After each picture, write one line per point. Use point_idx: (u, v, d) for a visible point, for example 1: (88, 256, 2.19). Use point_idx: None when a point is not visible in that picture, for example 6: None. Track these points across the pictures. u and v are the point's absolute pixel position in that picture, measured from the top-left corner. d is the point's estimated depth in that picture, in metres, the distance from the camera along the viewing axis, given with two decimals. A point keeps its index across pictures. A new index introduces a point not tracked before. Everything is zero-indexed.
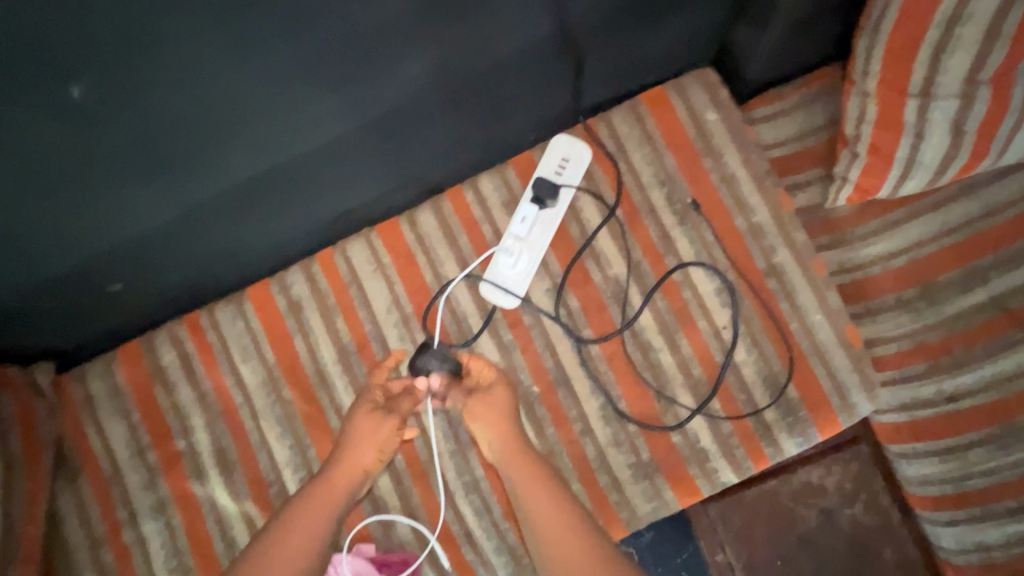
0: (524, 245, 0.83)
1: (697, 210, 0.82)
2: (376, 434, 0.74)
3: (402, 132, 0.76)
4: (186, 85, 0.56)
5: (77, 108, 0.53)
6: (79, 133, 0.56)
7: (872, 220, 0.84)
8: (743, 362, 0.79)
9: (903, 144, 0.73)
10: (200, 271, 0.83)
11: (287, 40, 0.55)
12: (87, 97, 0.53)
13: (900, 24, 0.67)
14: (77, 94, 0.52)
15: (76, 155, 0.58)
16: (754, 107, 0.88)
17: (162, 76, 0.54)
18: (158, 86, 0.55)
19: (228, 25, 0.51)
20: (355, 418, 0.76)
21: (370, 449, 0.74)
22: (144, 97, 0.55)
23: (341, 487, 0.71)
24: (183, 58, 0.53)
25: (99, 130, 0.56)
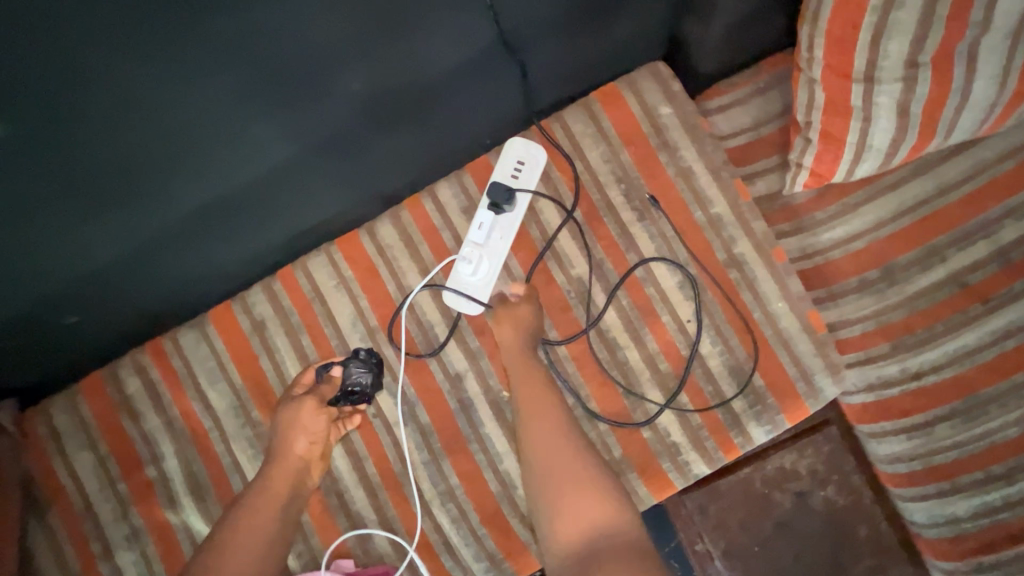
0: (484, 251, 0.82)
1: (656, 205, 0.82)
2: (301, 425, 0.77)
3: (350, 151, 0.75)
4: (113, 118, 0.56)
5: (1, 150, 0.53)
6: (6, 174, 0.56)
7: (830, 205, 0.84)
8: (709, 354, 0.80)
9: (852, 128, 0.74)
10: (157, 300, 0.81)
11: (210, 65, 0.55)
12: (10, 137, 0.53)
13: (838, 11, 0.67)
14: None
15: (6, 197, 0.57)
16: (708, 99, 0.88)
17: (86, 110, 0.54)
18: (86, 120, 0.55)
19: (148, 56, 0.52)
20: (279, 414, 0.78)
21: (301, 441, 0.77)
22: (73, 132, 0.56)
23: (282, 485, 0.75)
24: (105, 91, 0.53)
25: (30, 169, 0.57)
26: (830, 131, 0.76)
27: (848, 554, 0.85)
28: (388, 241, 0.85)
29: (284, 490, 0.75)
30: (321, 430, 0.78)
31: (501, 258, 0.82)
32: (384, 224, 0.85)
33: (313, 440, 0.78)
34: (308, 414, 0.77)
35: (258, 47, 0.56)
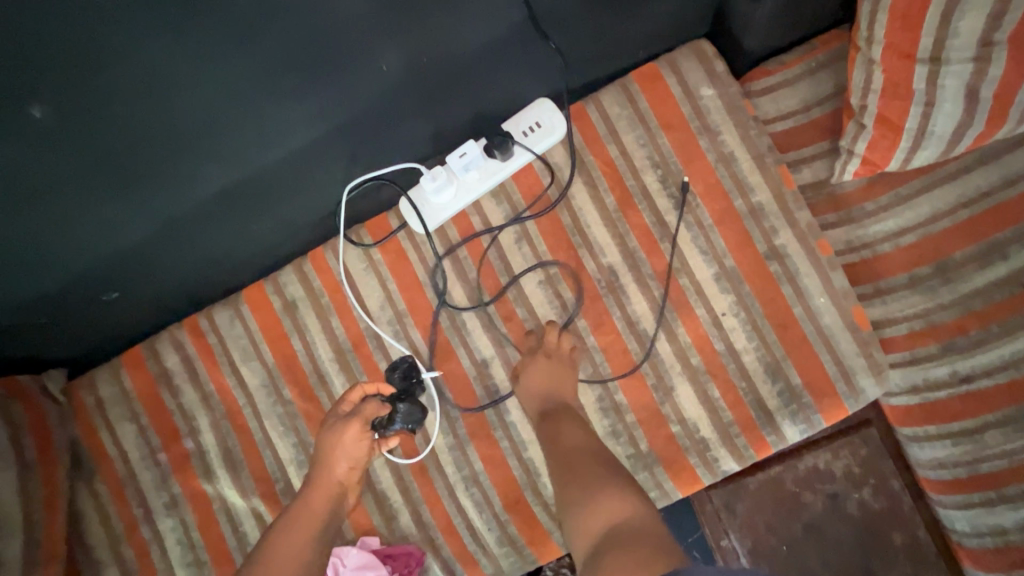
0: (455, 179, 0.81)
1: (693, 193, 0.79)
2: (346, 448, 0.74)
3: (377, 133, 0.74)
4: (145, 98, 0.57)
5: (42, 128, 0.55)
6: (49, 151, 0.58)
7: (881, 196, 0.79)
8: (744, 349, 0.77)
9: (913, 113, 0.68)
10: (193, 279, 0.84)
11: (239, 45, 0.56)
12: (48, 114, 0.55)
13: None
14: (38, 112, 0.54)
15: (49, 173, 0.60)
16: (752, 80, 0.83)
17: (121, 90, 0.55)
18: (113, 99, 0.56)
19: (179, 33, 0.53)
20: (324, 435, 0.75)
21: (341, 462, 0.74)
22: (103, 111, 0.57)
23: (320, 507, 0.71)
24: (128, 65, 0.54)
25: (63, 146, 0.58)
26: (887, 115, 0.70)
27: (882, 559, 0.82)
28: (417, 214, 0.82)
29: (323, 511, 0.71)
30: (362, 454, 0.75)
31: (465, 199, 0.82)
32: (414, 198, 0.82)
33: (356, 462, 0.75)
34: (354, 435, 0.73)
35: (277, 21, 0.55)
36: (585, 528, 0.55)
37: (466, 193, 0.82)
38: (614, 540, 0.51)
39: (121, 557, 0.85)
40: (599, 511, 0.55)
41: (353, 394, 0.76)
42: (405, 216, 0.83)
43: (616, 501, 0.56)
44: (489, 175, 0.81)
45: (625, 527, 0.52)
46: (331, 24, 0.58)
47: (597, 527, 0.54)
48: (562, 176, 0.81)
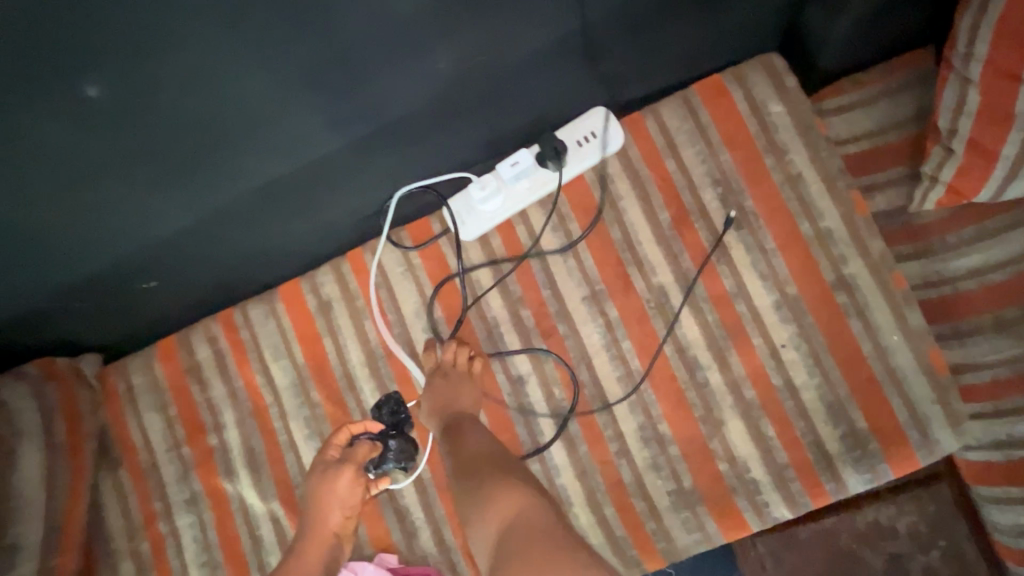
0: (503, 187, 0.78)
1: (755, 214, 0.74)
2: (338, 495, 0.71)
3: (425, 133, 0.72)
4: (199, 85, 0.55)
5: (95, 109, 0.54)
6: (100, 133, 0.56)
7: (966, 227, 0.72)
8: (804, 386, 0.71)
9: (1012, 139, 0.62)
10: (230, 271, 0.82)
11: (300, 38, 0.54)
12: (101, 96, 0.53)
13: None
14: (92, 93, 0.52)
15: (98, 155, 0.58)
16: (824, 99, 0.78)
17: (176, 76, 0.53)
18: (164, 85, 0.54)
19: (240, 24, 0.51)
20: (312, 484, 0.72)
21: (335, 511, 0.71)
22: (156, 97, 0.55)
23: (317, 559, 0.67)
24: (182, 51, 0.51)
25: (111, 128, 0.56)
26: (980, 141, 0.64)
27: None
28: (458, 221, 0.80)
29: (318, 565, 0.67)
30: (356, 502, 0.72)
31: (512, 208, 0.79)
32: (458, 203, 0.80)
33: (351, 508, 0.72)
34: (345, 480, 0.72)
35: (340, 14, 0.53)
36: (483, 525, 0.54)
37: (513, 202, 0.78)
38: (511, 534, 0.49)
39: (137, 550, 0.83)
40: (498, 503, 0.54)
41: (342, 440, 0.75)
42: (449, 224, 0.80)
43: (517, 498, 0.54)
44: (541, 186, 0.78)
45: (519, 525, 0.50)
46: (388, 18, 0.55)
47: (491, 528, 0.52)
48: (614, 189, 0.78)
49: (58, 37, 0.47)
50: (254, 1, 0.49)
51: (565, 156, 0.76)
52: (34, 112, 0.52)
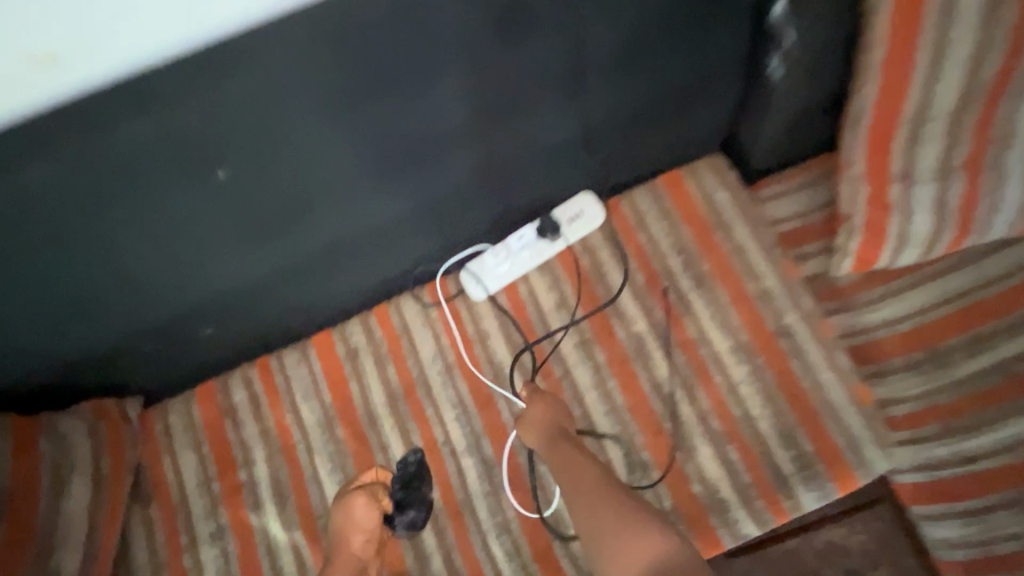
0: (511, 255, 0.96)
1: (711, 276, 0.92)
2: (357, 521, 0.82)
3: (449, 212, 0.91)
4: (295, 167, 0.74)
5: (218, 182, 0.72)
6: (214, 201, 0.74)
7: (876, 287, 0.91)
8: (759, 416, 0.85)
9: (894, 220, 0.81)
10: (276, 321, 0.96)
11: (376, 137, 0.74)
12: (226, 177, 0.72)
13: (880, 103, 0.73)
14: (220, 171, 0.70)
15: (206, 217, 0.75)
16: (759, 189, 0.99)
17: (281, 159, 0.72)
18: (272, 171, 0.73)
19: (337, 125, 0.71)
20: (335, 512, 0.84)
21: (356, 533, 0.82)
22: (262, 175, 0.73)
23: None
24: (291, 149, 0.72)
25: (222, 197, 0.74)
26: (872, 223, 0.83)
27: None
28: (473, 282, 0.96)
29: None
30: (374, 526, 0.83)
31: (518, 271, 0.96)
32: (473, 267, 0.96)
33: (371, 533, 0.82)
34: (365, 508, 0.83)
35: (407, 121, 0.73)
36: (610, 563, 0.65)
37: (519, 266, 0.96)
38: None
39: None
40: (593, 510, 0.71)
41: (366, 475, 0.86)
42: (466, 285, 0.96)
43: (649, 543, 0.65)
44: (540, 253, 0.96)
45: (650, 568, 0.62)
46: (437, 131, 0.76)
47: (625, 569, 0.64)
48: (599, 256, 0.96)
49: (213, 133, 0.66)
50: (352, 112, 0.70)
51: (560, 231, 0.96)
52: (175, 183, 0.69)
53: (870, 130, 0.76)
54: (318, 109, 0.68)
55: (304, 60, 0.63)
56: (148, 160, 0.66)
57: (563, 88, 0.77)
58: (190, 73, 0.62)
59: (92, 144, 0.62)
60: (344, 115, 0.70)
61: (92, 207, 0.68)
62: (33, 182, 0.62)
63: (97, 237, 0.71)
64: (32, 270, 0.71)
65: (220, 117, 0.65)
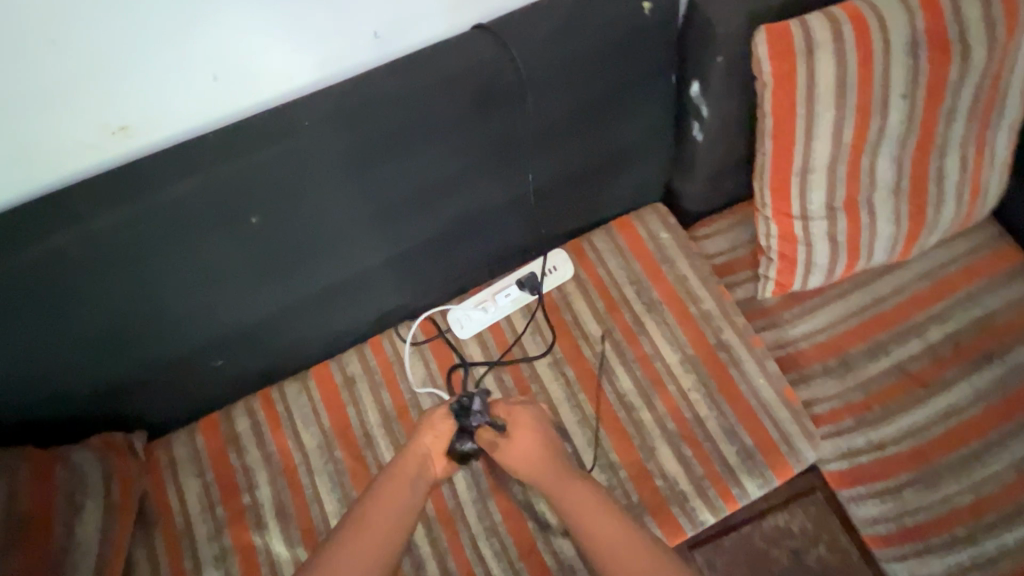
0: (492, 301, 1.10)
1: (660, 301, 1.09)
2: (431, 430, 0.92)
3: (439, 253, 1.05)
4: (314, 217, 0.88)
5: (248, 229, 0.84)
6: (242, 245, 0.86)
7: (795, 306, 1.10)
8: (707, 417, 1.00)
9: (799, 249, 1.02)
10: (280, 353, 1.06)
11: (383, 191, 0.89)
12: (257, 223, 0.84)
13: (776, 158, 0.92)
14: (253, 220, 0.83)
15: (234, 260, 0.87)
16: (696, 229, 1.19)
17: (302, 212, 0.86)
18: (296, 217, 0.86)
19: (351, 182, 0.85)
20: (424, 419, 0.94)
21: (426, 442, 0.91)
22: (285, 224, 0.86)
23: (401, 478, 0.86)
24: (313, 198, 0.84)
25: (251, 243, 0.86)
26: (784, 253, 1.03)
27: None
28: (459, 325, 1.10)
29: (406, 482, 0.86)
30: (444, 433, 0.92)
31: (498, 316, 1.10)
32: (460, 312, 1.10)
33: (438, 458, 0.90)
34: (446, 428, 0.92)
35: (409, 177, 0.89)
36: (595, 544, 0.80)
37: (501, 313, 1.10)
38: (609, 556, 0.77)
39: None
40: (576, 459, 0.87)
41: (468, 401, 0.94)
42: (452, 327, 1.10)
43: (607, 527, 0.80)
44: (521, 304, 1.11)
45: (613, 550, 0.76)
46: (434, 182, 0.92)
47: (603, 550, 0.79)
48: (565, 287, 1.11)
49: (250, 188, 0.80)
50: (365, 169, 0.85)
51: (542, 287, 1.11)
52: (212, 228, 0.82)
53: (772, 178, 0.95)
54: (336, 167, 0.82)
55: (325, 129, 0.79)
56: (197, 211, 0.79)
57: (531, 151, 0.94)
58: (234, 140, 0.79)
59: (153, 199, 0.76)
60: (358, 174, 0.85)
61: (139, 248, 0.79)
62: (100, 229, 0.76)
63: (140, 273, 0.82)
64: (79, 301, 0.81)
65: (260, 172, 0.79)
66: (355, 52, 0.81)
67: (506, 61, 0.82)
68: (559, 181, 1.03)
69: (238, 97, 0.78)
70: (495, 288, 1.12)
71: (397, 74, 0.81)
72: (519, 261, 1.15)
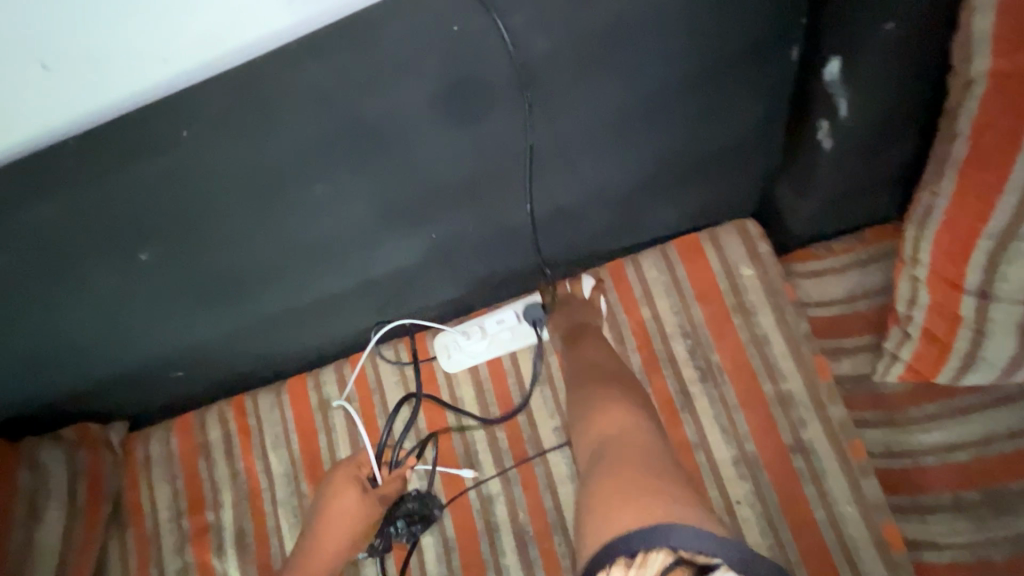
0: (489, 334, 0.86)
1: (720, 368, 0.79)
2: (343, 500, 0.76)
3: (422, 278, 0.81)
4: (235, 244, 0.66)
5: (143, 267, 0.65)
6: (145, 280, 0.67)
7: (929, 403, 0.73)
8: (756, 544, 0.72)
9: (962, 336, 0.64)
10: (245, 364, 0.91)
11: (324, 212, 0.64)
12: (151, 260, 0.64)
13: (956, 204, 0.59)
14: (145, 256, 0.63)
15: (140, 296, 0.69)
16: (796, 262, 0.83)
17: (212, 240, 0.64)
18: (209, 248, 0.65)
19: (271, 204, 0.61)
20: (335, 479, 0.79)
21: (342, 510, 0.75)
22: (192, 254, 0.65)
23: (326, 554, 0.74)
24: (228, 224, 0.63)
25: (156, 278, 0.67)
26: (934, 332, 0.67)
27: None
28: (445, 354, 0.88)
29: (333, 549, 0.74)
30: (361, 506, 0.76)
31: (492, 353, 0.87)
32: (445, 339, 0.88)
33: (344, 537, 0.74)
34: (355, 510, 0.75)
35: (353, 194, 0.63)
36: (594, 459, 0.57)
37: (496, 346, 0.86)
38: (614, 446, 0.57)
39: None
40: (597, 439, 0.60)
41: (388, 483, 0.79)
42: (437, 354, 0.88)
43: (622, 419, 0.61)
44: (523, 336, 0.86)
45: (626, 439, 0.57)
46: (398, 203, 0.66)
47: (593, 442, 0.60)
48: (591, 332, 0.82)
49: (123, 218, 0.58)
50: (286, 185, 0.60)
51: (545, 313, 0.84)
52: (97, 268, 0.63)
53: (941, 232, 0.61)
54: (246, 188, 0.59)
55: (225, 137, 0.54)
56: (68, 246, 0.60)
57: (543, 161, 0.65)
58: (95, 152, 0.54)
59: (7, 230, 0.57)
60: (281, 192, 0.60)
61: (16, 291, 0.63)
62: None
63: (35, 315, 0.67)
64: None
65: (137, 202, 0.57)
66: (251, 17, 0.48)
67: (495, 42, 0.51)
68: (595, 195, 0.73)
69: (85, 94, 0.51)
70: (487, 312, 0.88)
71: (325, 57, 0.51)
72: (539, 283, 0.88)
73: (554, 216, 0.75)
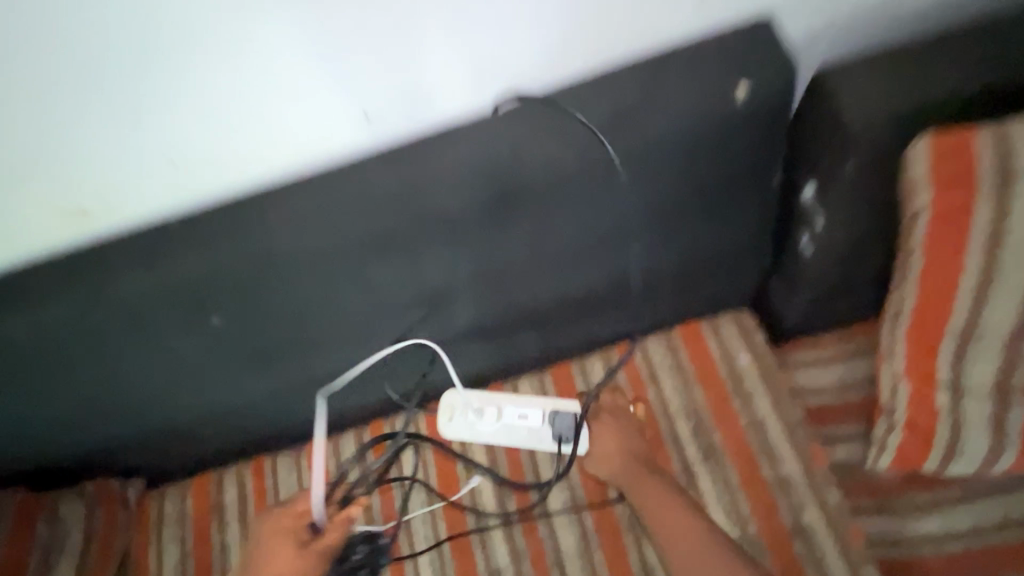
0: (502, 420, 0.89)
1: (722, 449, 0.84)
2: (282, 549, 0.79)
3: (451, 346, 0.87)
4: (289, 305, 0.72)
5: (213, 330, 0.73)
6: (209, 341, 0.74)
7: (920, 492, 0.79)
8: None
9: (942, 427, 0.71)
10: (274, 426, 0.95)
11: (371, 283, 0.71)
12: (220, 322, 0.72)
13: (922, 305, 0.67)
14: (216, 320, 0.72)
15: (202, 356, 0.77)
16: (790, 351, 0.90)
17: (273, 306, 0.72)
18: (266, 316, 0.73)
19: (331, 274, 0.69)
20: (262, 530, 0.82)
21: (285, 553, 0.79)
22: (256, 320, 0.73)
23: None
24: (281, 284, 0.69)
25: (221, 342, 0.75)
26: (916, 420, 0.71)
27: None
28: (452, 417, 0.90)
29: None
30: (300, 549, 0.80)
31: (492, 439, 0.89)
32: (456, 408, 0.90)
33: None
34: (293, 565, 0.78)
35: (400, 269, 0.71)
36: None
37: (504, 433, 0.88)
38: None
39: None
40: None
41: (330, 535, 0.82)
42: (442, 411, 0.91)
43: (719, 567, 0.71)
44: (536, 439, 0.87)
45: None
46: (440, 279, 0.74)
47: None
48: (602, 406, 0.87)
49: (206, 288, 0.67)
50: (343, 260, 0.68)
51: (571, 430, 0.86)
52: (173, 328, 0.71)
53: (912, 330, 0.68)
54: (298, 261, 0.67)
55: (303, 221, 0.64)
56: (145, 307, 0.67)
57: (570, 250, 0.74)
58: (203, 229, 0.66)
59: (106, 289, 0.66)
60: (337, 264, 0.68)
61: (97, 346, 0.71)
62: (53, 316, 0.67)
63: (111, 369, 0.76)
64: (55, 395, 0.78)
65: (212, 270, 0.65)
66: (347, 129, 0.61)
67: (547, 147, 0.63)
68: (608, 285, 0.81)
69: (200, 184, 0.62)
70: (514, 400, 0.89)
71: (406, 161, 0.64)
72: (554, 361, 0.94)
73: (574, 298, 0.83)
